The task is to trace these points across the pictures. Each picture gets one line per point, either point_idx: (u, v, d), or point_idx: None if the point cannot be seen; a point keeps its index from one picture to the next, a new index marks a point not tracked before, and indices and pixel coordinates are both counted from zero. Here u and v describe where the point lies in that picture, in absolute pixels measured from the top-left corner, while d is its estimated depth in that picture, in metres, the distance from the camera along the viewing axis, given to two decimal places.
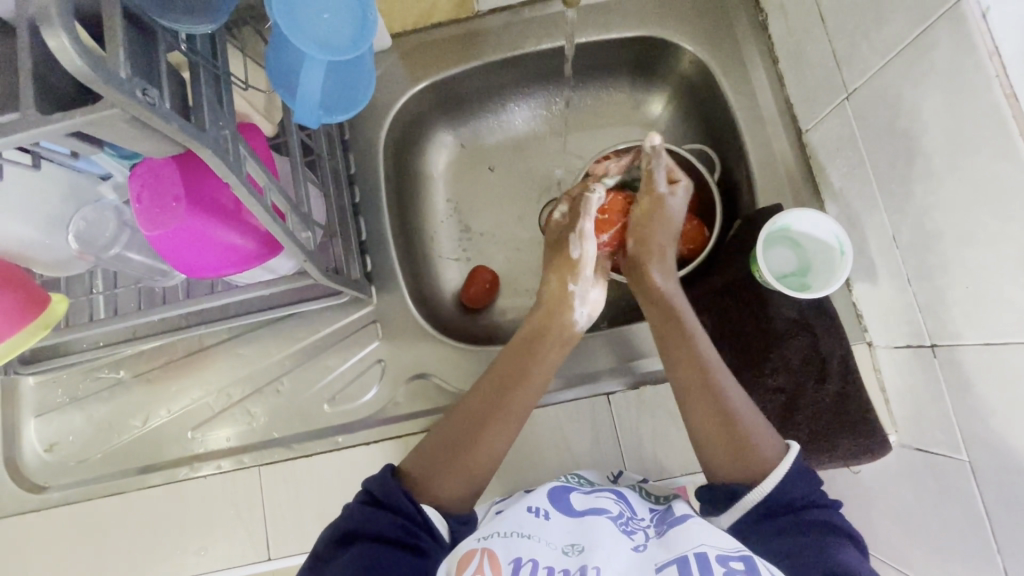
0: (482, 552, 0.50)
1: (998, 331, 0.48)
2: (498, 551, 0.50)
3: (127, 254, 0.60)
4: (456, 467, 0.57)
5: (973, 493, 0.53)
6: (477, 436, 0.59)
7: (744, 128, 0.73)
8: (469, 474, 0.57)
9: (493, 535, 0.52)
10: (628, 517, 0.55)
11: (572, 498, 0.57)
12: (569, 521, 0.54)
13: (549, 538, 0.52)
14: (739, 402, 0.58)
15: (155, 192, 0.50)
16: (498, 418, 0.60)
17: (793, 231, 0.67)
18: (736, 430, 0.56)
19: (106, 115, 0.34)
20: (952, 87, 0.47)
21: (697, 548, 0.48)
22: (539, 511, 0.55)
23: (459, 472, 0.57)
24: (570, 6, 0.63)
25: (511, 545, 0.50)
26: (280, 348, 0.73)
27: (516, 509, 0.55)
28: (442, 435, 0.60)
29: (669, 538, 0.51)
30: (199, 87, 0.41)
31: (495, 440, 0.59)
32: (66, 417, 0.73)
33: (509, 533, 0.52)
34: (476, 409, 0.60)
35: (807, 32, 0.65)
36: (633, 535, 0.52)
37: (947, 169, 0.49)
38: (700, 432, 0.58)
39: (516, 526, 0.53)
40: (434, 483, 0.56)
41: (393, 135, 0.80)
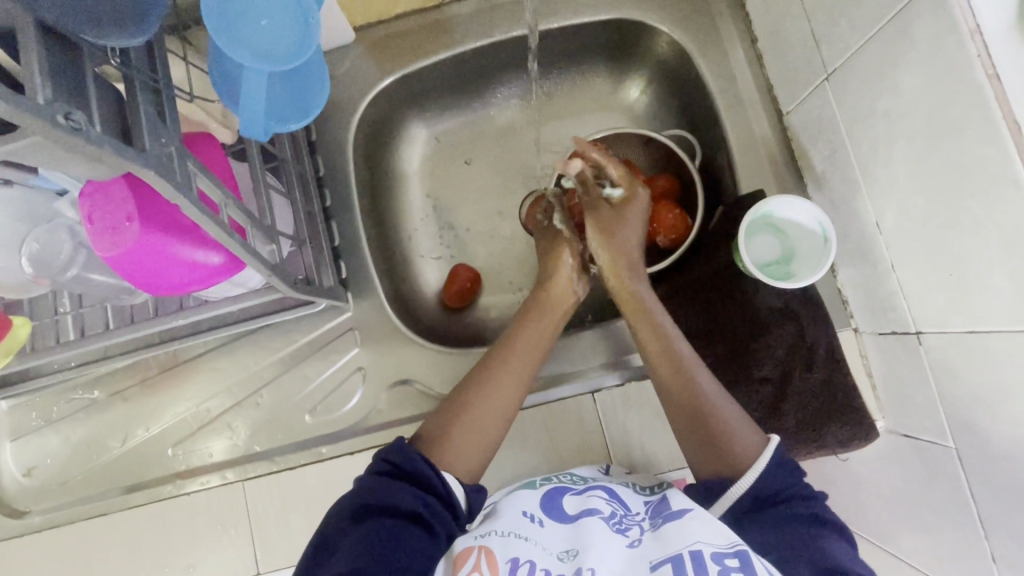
0: (479, 549, 0.49)
1: (984, 319, 0.47)
2: (496, 549, 0.49)
3: (89, 275, 0.57)
4: (462, 443, 0.58)
5: (959, 478, 0.53)
6: (478, 403, 0.60)
7: (724, 111, 0.71)
8: (477, 447, 0.58)
9: (491, 533, 0.51)
10: (621, 515, 0.54)
11: (565, 503, 0.56)
12: (562, 527, 0.53)
13: (544, 542, 0.51)
14: (717, 397, 0.58)
15: (107, 213, 0.48)
16: (504, 391, 0.60)
17: (775, 218, 0.66)
18: (705, 402, 0.58)
19: (31, 143, 0.31)
20: (934, 66, 0.45)
21: (692, 546, 0.47)
22: (534, 516, 0.54)
23: (467, 444, 0.58)
24: None
25: (509, 545, 0.49)
26: (258, 360, 0.72)
27: (510, 510, 0.54)
28: (446, 402, 0.61)
29: (664, 533, 0.50)
30: (137, 104, 0.38)
31: (498, 418, 0.60)
32: (42, 440, 0.72)
33: (507, 533, 0.50)
34: (479, 375, 0.61)
35: (784, 10, 0.63)
36: (628, 532, 0.52)
37: (929, 151, 0.48)
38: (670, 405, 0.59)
39: (513, 526, 0.52)
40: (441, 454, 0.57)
41: (363, 133, 0.77)
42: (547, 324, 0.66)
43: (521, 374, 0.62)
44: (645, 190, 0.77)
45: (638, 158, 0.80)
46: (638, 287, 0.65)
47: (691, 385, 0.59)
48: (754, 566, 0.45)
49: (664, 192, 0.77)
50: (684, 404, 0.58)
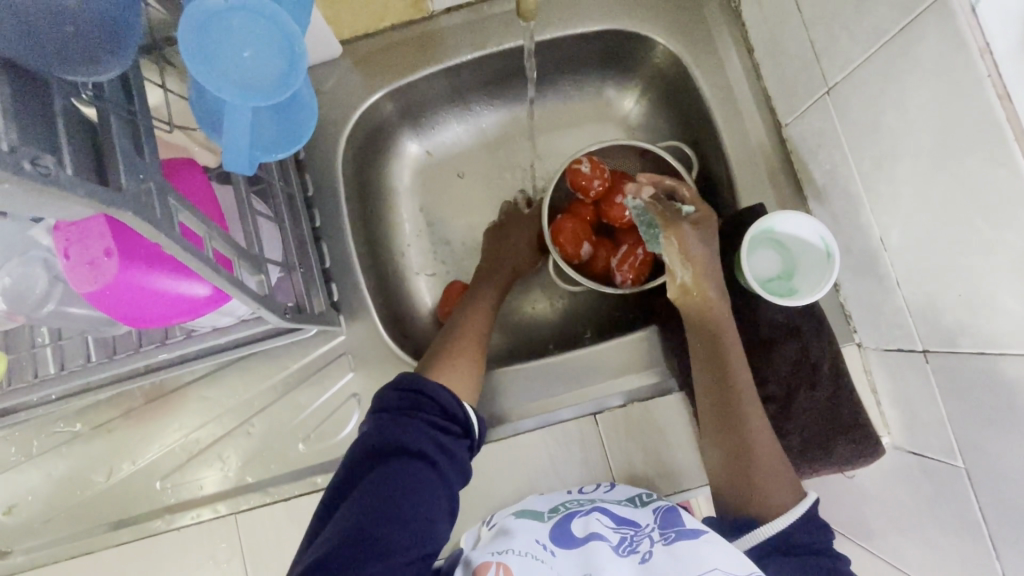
0: (496, 565, 0.49)
1: (994, 341, 0.46)
2: (513, 567, 0.49)
3: (67, 310, 0.55)
4: (450, 379, 0.61)
5: (968, 498, 0.52)
6: (462, 356, 0.63)
7: (722, 123, 0.70)
8: (464, 390, 0.61)
9: (508, 551, 0.51)
10: (631, 537, 0.53)
11: (573, 527, 0.54)
12: (572, 554, 0.51)
13: (559, 569, 0.50)
14: (767, 445, 0.57)
15: (84, 248, 0.46)
16: (475, 328, 0.66)
17: (777, 233, 0.64)
18: (752, 443, 0.57)
19: None
20: (941, 84, 0.44)
21: (710, 574, 0.46)
22: (549, 544, 0.53)
23: (454, 379, 0.61)
24: (528, 18, 0.57)
25: (526, 565, 0.49)
26: (249, 387, 0.69)
27: (523, 535, 0.53)
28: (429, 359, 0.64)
29: (677, 548, 0.49)
30: (111, 139, 0.36)
31: (477, 357, 0.64)
32: (23, 476, 0.69)
33: (524, 553, 0.51)
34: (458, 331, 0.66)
35: (782, 22, 0.61)
36: (639, 549, 0.51)
37: (936, 170, 0.47)
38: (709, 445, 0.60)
39: (529, 548, 0.51)
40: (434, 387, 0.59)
41: (352, 150, 0.75)
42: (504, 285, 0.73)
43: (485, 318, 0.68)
44: None
45: (634, 170, 0.78)
46: (712, 305, 0.61)
47: (741, 432, 0.57)
48: None
49: None
50: (726, 450, 0.58)
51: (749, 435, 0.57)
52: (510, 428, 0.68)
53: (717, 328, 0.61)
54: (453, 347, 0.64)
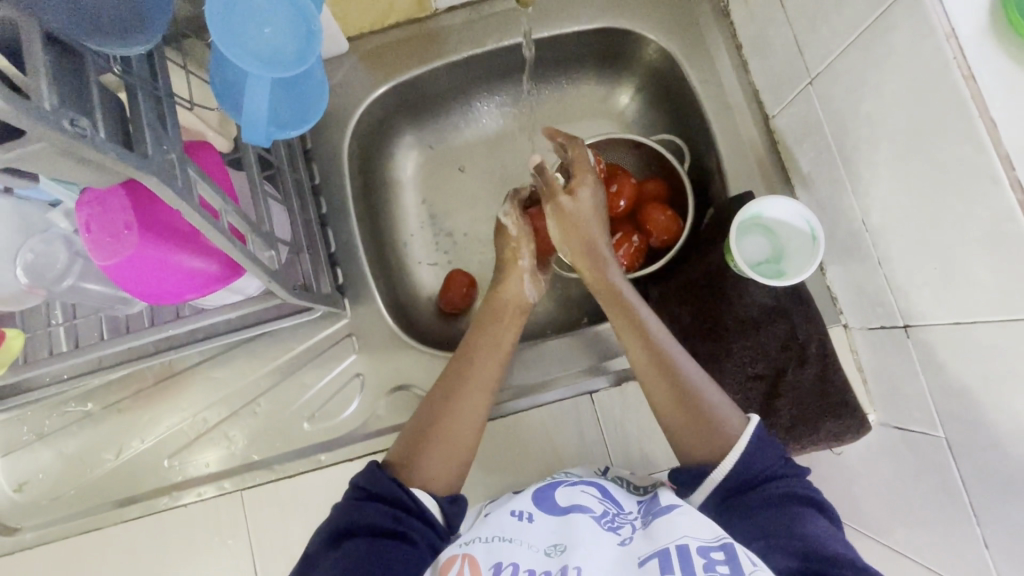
0: (462, 558, 0.50)
1: (968, 311, 0.48)
2: (479, 556, 0.50)
3: (84, 286, 0.57)
4: (438, 458, 0.58)
5: (949, 468, 0.54)
6: (451, 426, 0.60)
7: (712, 116, 0.73)
8: (452, 462, 0.59)
9: (474, 540, 0.52)
10: (613, 514, 0.54)
11: (557, 494, 0.56)
12: (551, 520, 0.53)
13: (530, 540, 0.51)
14: (700, 380, 0.59)
15: (105, 222, 0.48)
16: (472, 401, 0.61)
17: (765, 218, 0.67)
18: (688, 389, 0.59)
19: (34, 149, 0.32)
20: (912, 69, 0.47)
21: (679, 541, 0.47)
22: (523, 513, 0.54)
23: (441, 458, 0.58)
24: (527, 3, 0.64)
25: (493, 549, 0.50)
26: (255, 368, 0.71)
27: (498, 512, 0.55)
28: (415, 427, 0.60)
29: (654, 528, 0.51)
30: (138, 111, 0.38)
31: (471, 430, 0.60)
32: (35, 454, 0.70)
33: (491, 538, 0.51)
34: (445, 395, 0.61)
35: (768, 18, 0.65)
36: (619, 530, 0.52)
37: (910, 151, 0.49)
38: (653, 392, 0.60)
39: (498, 529, 0.52)
40: (418, 470, 0.57)
41: (357, 142, 0.78)
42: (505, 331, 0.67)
43: (485, 381, 0.63)
44: (636, 194, 0.78)
45: (628, 162, 0.81)
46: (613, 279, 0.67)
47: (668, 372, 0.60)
48: (740, 556, 0.45)
49: (655, 194, 0.78)
50: (671, 391, 0.59)
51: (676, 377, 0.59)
52: (506, 408, 0.70)
53: (615, 292, 0.66)
54: (439, 415, 0.60)
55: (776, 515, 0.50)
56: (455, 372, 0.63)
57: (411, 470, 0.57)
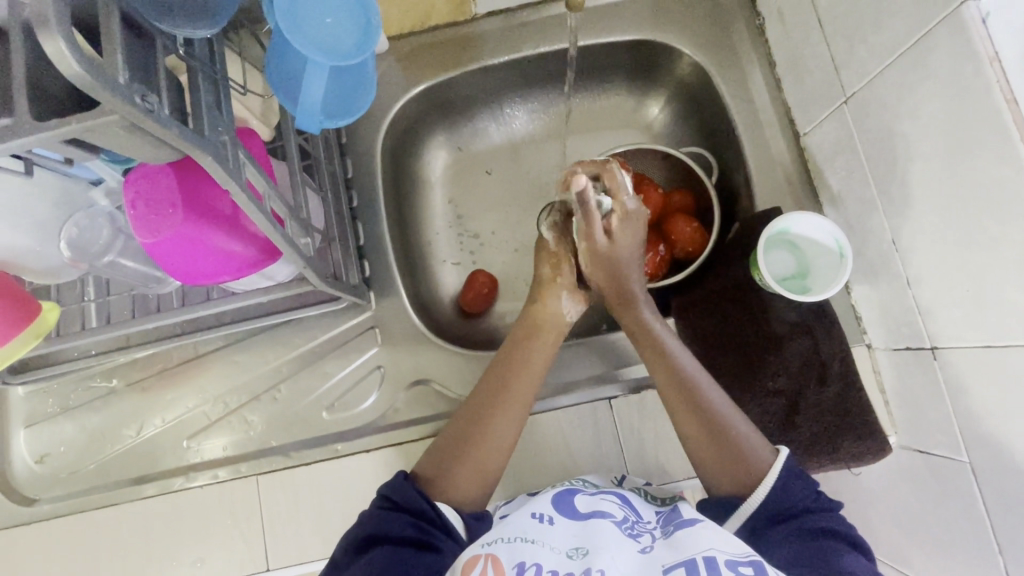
0: (486, 558, 0.49)
1: (1000, 335, 0.48)
2: (502, 556, 0.49)
3: (120, 262, 0.60)
4: (466, 473, 0.59)
5: (973, 494, 0.54)
6: (484, 443, 0.60)
7: (743, 130, 0.74)
8: (477, 481, 0.59)
9: (497, 541, 0.51)
10: (633, 521, 0.55)
11: (577, 501, 0.56)
12: (573, 526, 0.53)
13: (552, 542, 0.51)
14: (734, 419, 0.58)
15: (151, 199, 0.49)
16: (504, 420, 0.61)
17: (792, 234, 0.67)
18: (728, 436, 0.57)
19: (106, 122, 0.33)
20: (952, 91, 0.47)
21: (706, 552, 0.47)
22: (544, 516, 0.55)
23: (467, 474, 0.59)
24: (574, 10, 0.64)
25: (516, 549, 0.50)
26: (278, 354, 0.72)
27: (519, 516, 0.55)
28: (447, 442, 0.61)
29: (676, 539, 0.51)
30: (198, 93, 0.40)
31: (501, 448, 0.60)
32: (57, 427, 0.72)
33: (513, 539, 0.51)
34: (482, 411, 0.61)
35: (804, 37, 0.66)
36: (639, 537, 0.52)
37: (945, 173, 0.50)
38: (689, 441, 0.59)
39: (520, 531, 0.52)
40: (447, 484, 0.58)
41: (391, 138, 0.79)
42: (545, 352, 0.65)
43: (519, 398, 0.62)
44: (661, 205, 0.79)
45: (655, 173, 0.82)
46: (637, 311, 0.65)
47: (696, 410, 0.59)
48: None
49: (681, 207, 0.79)
50: (702, 426, 0.58)
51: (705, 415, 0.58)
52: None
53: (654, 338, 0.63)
54: (473, 434, 0.60)
55: (811, 543, 0.50)
56: (492, 390, 0.62)
57: (438, 481, 0.58)
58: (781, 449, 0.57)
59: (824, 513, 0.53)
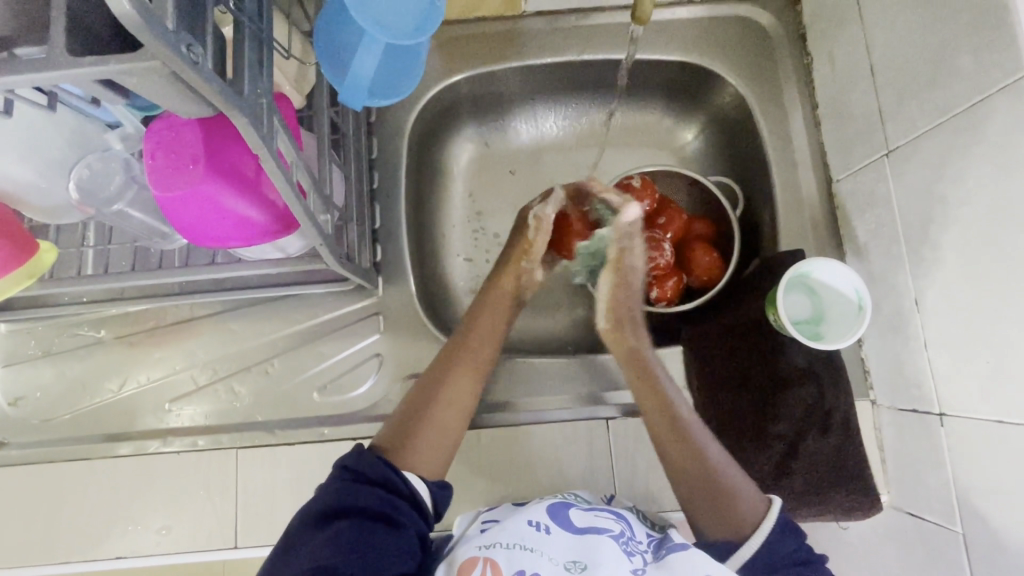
0: (485, 560, 0.49)
1: (1014, 412, 0.47)
2: (501, 562, 0.49)
3: (128, 211, 0.57)
4: (427, 437, 0.58)
5: (962, 566, 0.53)
6: (447, 405, 0.60)
7: (776, 168, 0.73)
8: (439, 446, 0.58)
9: (496, 544, 0.51)
10: (627, 538, 0.54)
11: (572, 514, 0.55)
12: (569, 537, 0.52)
13: (551, 553, 0.50)
14: (728, 465, 0.57)
15: (172, 151, 0.48)
16: (465, 379, 0.62)
17: (812, 279, 0.66)
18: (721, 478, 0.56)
19: (145, 67, 0.31)
20: (1003, 161, 0.47)
21: None
22: (540, 525, 0.53)
23: (430, 439, 0.58)
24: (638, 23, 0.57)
25: (514, 557, 0.49)
26: (274, 327, 0.70)
27: (516, 519, 0.54)
28: (404, 410, 0.60)
29: (670, 564, 0.50)
30: (242, 51, 0.38)
31: (460, 410, 0.61)
32: (37, 371, 0.69)
33: (512, 545, 0.50)
34: (443, 374, 0.61)
35: (853, 84, 0.65)
36: (633, 557, 0.51)
37: (981, 241, 0.49)
38: (674, 461, 0.59)
39: (518, 538, 0.51)
40: (408, 445, 0.57)
41: (420, 124, 0.78)
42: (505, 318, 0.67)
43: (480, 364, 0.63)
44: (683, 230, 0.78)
45: (681, 198, 0.81)
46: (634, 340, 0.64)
47: (700, 452, 0.58)
48: None
49: (701, 235, 0.78)
50: (695, 461, 0.57)
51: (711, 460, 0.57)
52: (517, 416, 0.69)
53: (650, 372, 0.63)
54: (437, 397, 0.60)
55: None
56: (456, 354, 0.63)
57: (401, 445, 0.57)
58: (775, 500, 0.56)
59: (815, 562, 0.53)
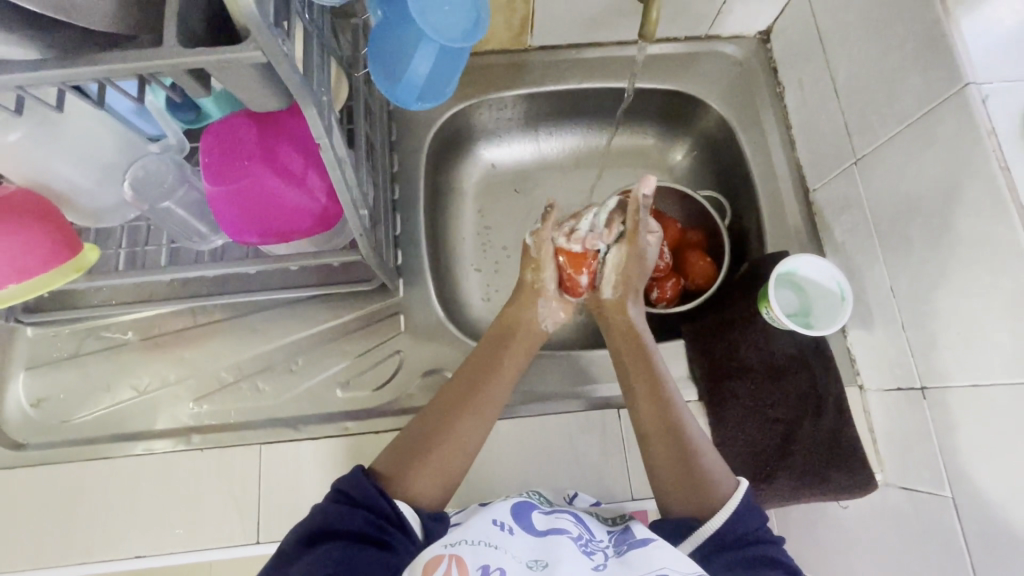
0: (450, 557, 0.51)
1: (986, 375, 0.53)
2: (466, 556, 0.51)
3: (174, 211, 0.64)
4: (433, 461, 0.59)
5: (954, 528, 0.57)
6: (456, 435, 0.60)
7: (759, 180, 0.81)
8: (443, 473, 0.59)
9: (461, 542, 0.53)
10: (588, 539, 0.56)
11: (535, 518, 0.57)
12: (532, 539, 0.54)
13: (513, 551, 0.53)
14: (702, 444, 0.61)
15: (230, 148, 0.53)
16: (474, 415, 0.62)
17: (797, 275, 0.73)
18: (691, 459, 0.59)
19: (246, 56, 0.36)
20: (954, 159, 0.55)
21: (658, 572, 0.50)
22: (505, 524, 0.56)
23: (433, 467, 0.58)
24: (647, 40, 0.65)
25: (479, 552, 0.52)
26: (298, 328, 0.73)
27: (480, 518, 0.56)
28: (409, 437, 0.61)
29: (629, 558, 0.53)
30: (312, 53, 0.44)
31: (468, 441, 0.61)
32: (61, 373, 0.70)
33: (477, 542, 0.53)
34: (452, 407, 0.62)
35: (821, 105, 0.74)
36: (593, 555, 0.54)
37: (943, 228, 0.57)
38: (657, 455, 0.61)
39: (483, 535, 0.54)
40: (411, 469, 0.58)
41: (436, 144, 0.84)
42: (518, 359, 0.68)
43: (490, 399, 0.64)
44: (677, 239, 0.85)
45: (674, 211, 0.89)
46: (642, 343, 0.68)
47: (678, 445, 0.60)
48: None
49: (694, 244, 0.85)
50: (671, 450, 0.60)
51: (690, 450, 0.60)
52: (529, 407, 0.72)
53: (644, 365, 0.66)
54: (443, 430, 0.61)
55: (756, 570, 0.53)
56: (464, 387, 0.64)
57: (403, 473, 0.58)
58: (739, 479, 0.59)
59: (770, 544, 0.55)
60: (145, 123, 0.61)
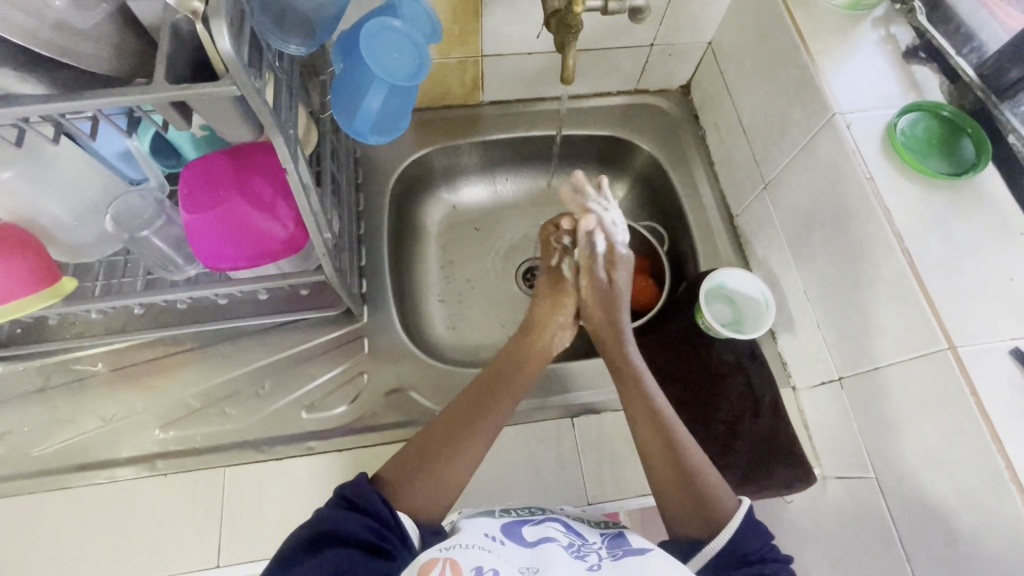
0: (445, 561, 0.50)
1: (885, 356, 0.61)
2: (460, 559, 0.50)
3: (152, 240, 0.67)
4: (433, 480, 0.60)
5: (881, 506, 0.62)
6: (456, 460, 0.61)
7: (690, 208, 0.91)
8: (435, 498, 0.59)
9: (455, 546, 0.52)
10: (579, 545, 0.57)
11: (524, 529, 0.58)
12: (523, 547, 0.55)
13: (508, 556, 0.53)
14: (702, 464, 0.62)
15: (205, 180, 0.60)
16: (478, 436, 0.63)
17: (727, 289, 0.80)
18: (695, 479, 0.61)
19: (223, 92, 0.44)
20: (835, 175, 0.65)
21: None
22: (496, 535, 0.55)
23: (428, 490, 0.59)
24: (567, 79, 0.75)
25: (472, 555, 0.51)
26: (266, 354, 0.77)
27: (472, 528, 0.55)
28: (408, 451, 0.62)
29: (624, 562, 0.54)
30: (280, 94, 0.52)
31: (467, 462, 0.62)
32: (29, 406, 0.72)
33: (471, 546, 0.52)
34: (456, 430, 0.63)
35: (734, 142, 0.86)
36: (587, 557, 0.55)
37: (836, 234, 0.66)
38: (656, 474, 0.63)
39: (477, 541, 0.53)
40: (405, 488, 0.59)
41: (399, 186, 0.93)
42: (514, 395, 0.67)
43: (491, 420, 0.64)
44: None
45: None
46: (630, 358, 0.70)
47: (678, 468, 0.62)
48: None
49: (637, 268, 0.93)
50: (669, 466, 0.62)
51: (690, 472, 0.61)
52: None
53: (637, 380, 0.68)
54: (444, 453, 0.61)
55: None
56: (471, 410, 0.64)
57: (396, 491, 0.58)
58: (743, 500, 0.61)
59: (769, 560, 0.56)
60: (129, 167, 0.69)
